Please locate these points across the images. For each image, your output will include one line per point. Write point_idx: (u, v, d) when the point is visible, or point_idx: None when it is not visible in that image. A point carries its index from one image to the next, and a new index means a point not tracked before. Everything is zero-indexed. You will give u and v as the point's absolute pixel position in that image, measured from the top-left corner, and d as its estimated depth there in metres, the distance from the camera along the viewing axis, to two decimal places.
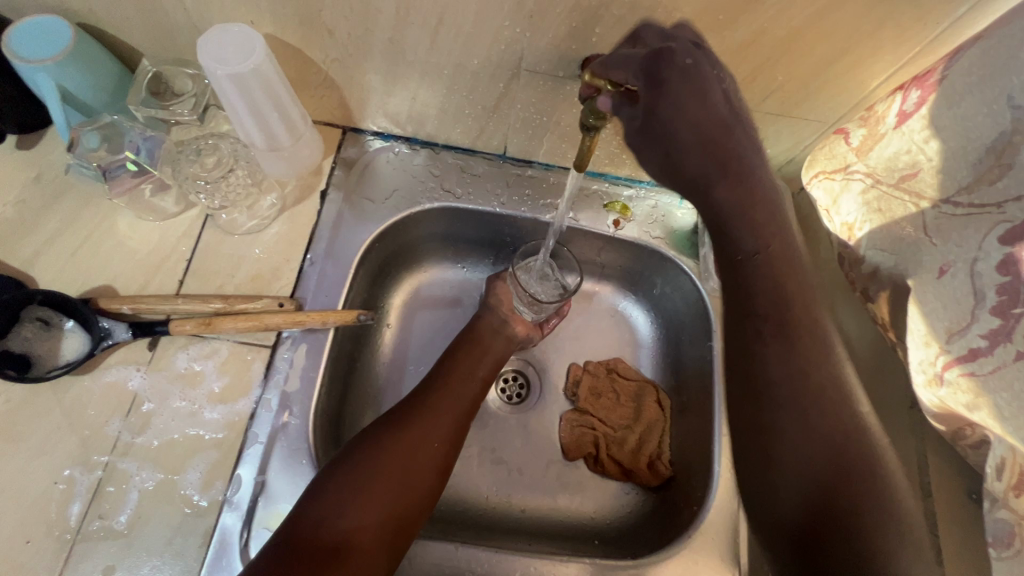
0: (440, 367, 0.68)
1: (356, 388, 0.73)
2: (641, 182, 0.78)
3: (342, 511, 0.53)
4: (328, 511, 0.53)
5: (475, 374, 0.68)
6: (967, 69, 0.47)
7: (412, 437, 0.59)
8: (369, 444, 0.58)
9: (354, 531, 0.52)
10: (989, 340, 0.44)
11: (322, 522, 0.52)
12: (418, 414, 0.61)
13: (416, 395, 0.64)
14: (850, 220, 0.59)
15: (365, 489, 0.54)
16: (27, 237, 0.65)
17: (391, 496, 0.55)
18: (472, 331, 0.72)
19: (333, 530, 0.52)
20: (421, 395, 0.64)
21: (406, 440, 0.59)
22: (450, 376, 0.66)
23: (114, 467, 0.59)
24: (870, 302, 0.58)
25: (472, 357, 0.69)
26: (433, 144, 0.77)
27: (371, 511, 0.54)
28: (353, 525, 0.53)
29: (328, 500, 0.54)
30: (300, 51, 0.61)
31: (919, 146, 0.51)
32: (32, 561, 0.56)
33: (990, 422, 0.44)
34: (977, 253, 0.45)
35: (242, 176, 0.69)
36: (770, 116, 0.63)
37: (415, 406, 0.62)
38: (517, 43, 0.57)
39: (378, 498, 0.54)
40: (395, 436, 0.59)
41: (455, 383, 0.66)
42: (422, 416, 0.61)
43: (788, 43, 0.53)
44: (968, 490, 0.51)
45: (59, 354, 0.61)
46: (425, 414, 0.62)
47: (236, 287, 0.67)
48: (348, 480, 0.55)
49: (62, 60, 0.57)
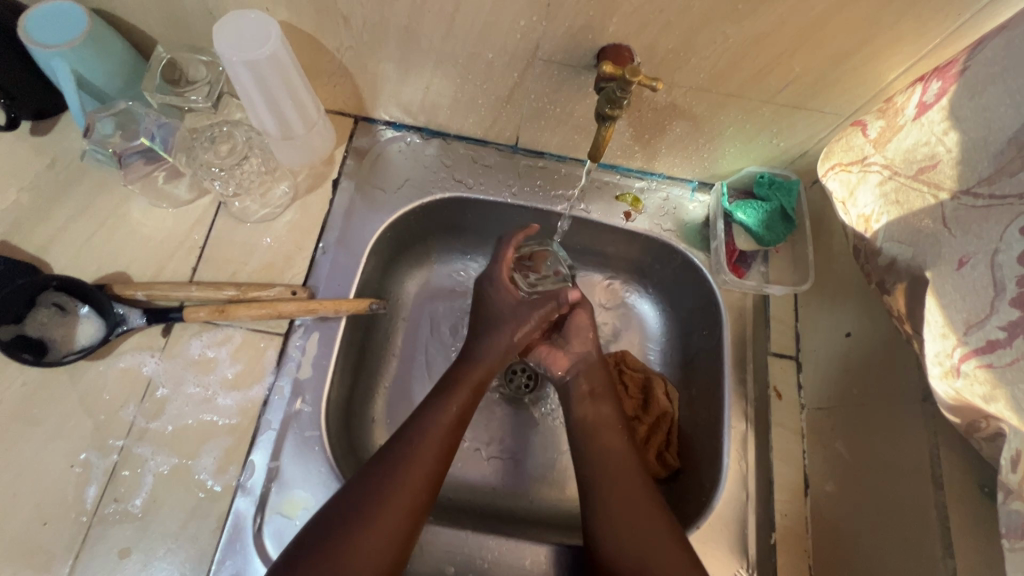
0: (422, 418, 0.61)
1: (367, 375, 0.73)
2: (653, 174, 0.78)
3: (320, 555, 0.52)
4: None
5: (450, 439, 0.60)
6: (991, 60, 0.47)
7: (377, 523, 0.54)
8: (334, 536, 0.53)
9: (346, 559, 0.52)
10: (1009, 332, 0.44)
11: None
12: (390, 486, 0.56)
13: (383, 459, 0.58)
14: (867, 212, 0.59)
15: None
16: (42, 222, 0.66)
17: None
18: (458, 379, 0.64)
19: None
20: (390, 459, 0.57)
21: (376, 527, 0.54)
22: (423, 441, 0.59)
23: (130, 451, 0.60)
24: (885, 295, 0.57)
25: (458, 415, 0.62)
26: (444, 134, 0.77)
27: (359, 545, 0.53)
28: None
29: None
30: (315, 38, 0.61)
31: (938, 138, 0.51)
32: (49, 543, 0.56)
33: (1007, 414, 0.44)
34: (998, 245, 0.45)
35: (256, 164, 0.69)
36: (786, 109, 0.63)
37: (385, 478, 0.56)
38: (533, 33, 0.57)
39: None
40: (364, 526, 0.53)
41: (429, 449, 0.58)
42: (397, 493, 0.55)
43: (805, 33, 0.53)
44: (980, 483, 0.51)
45: (74, 338, 0.62)
46: (397, 492, 0.55)
47: (249, 274, 0.68)
48: (313, 567, 0.51)
49: (79, 44, 0.57)
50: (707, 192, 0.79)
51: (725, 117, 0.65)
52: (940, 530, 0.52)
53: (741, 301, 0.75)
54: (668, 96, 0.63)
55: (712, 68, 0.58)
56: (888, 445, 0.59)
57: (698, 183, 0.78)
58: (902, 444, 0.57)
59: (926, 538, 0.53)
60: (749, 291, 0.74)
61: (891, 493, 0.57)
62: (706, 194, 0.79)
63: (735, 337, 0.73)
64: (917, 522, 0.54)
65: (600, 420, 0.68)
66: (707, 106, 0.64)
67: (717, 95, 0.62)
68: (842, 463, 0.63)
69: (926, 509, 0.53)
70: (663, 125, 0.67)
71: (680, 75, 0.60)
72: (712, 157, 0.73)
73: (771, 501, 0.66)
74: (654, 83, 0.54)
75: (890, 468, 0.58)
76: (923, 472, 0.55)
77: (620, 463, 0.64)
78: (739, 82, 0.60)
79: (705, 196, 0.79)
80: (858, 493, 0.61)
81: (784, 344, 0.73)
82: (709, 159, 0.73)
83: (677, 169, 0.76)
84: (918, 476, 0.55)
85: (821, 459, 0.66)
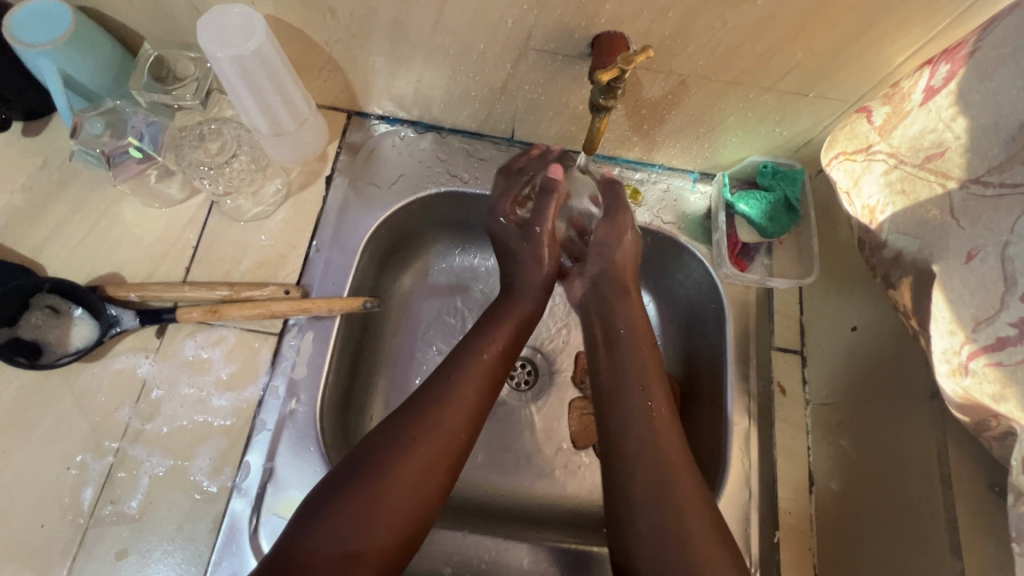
0: (457, 360, 0.58)
1: (362, 375, 0.72)
2: (652, 165, 0.76)
3: (353, 500, 0.47)
4: (323, 534, 0.46)
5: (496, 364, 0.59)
6: (1002, 40, 0.45)
7: (414, 460, 0.50)
8: (370, 463, 0.50)
9: (383, 497, 0.48)
10: (1019, 328, 0.42)
11: (314, 543, 0.45)
12: (425, 428, 0.52)
13: (411, 405, 0.54)
14: (872, 203, 0.57)
15: (369, 518, 0.47)
16: (35, 224, 0.66)
17: (394, 525, 0.48)
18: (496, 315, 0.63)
19: (324, 553, 0.45)
20: (426, 397, 0.54)
21: (413, 460, 0.50)
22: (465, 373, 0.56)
23: (125, 453, 0.60)
24: (891, 289, 0.56)
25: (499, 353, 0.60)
26: (439, 128, 0.75)
27: (402, 480, 0.49)
28: (349, 551, 0.46)
29: (319, 529, 0.46)
30: (302, 32, 0.60)
31: (945, 124, 0.49)
32: (47, 545, 0.57)
33: (1017, 414, 0.42)
34: (1009, 238, 0.43)
35: (246, 161, 0.67)
36: (788, 96, 0.61)
37: (421, 415, 0.53)
38: (524, 21, 0.55)
39: (381, 529, 0.47)
40: (401, 463, 0.50)
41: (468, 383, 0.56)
42: (433, 427, 0.52)
43: (808, 15, 0.50)
44: (990, 482, 0.50)
45: (68, 341, 0.62)
46: (436, 426, 0.52)
47: (243, 273, 0.67)
48: (344, 506, 0.47)
49: (63, 44, 0.56)
50: (709, 182, 0.77)
51: (725, 106, 0.63)
52: (948, 530, 0.50)
53: (744, 294, 0.73)
54: (667, 85, 0.61)
55: (712, 55, 0.56)
56: (896, 443, 0.57)
57: (700, 173, 0.76)
58: (908, 442, 0.56)
59: (933, 539, 0.51)
60: (753, 284, 0.72)
61: (898, 492, 0.56)
62: (708, 184, 0.77)
63: (738, 331, 0.71)
64: (927, 524, 0.52)
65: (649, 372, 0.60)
66: (707, 94, 0.62)
67: (717, 83, 0.60)
68: (848, 461, 0.62)
69: (933, 508, 0.52)
70: (662, 115, 0.65)
71: (678, 63, 0.58)
72: (714, 147, 0.70)
73: (774, 498, 0.65)
74: (646, 52, 0.48)
75: (896, 467, 0.57)
76: (931, 472, 0.53)
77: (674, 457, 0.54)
78: (739, 69, 0.57)
79: (707, 186, 0.77)
80: (864, 492, 0.59)
81: (788, 337, 0.71)
82: (710, 149, 0.71)
83: (677, 160, 0.74)
84: (924, 473, 0.54)
85: (826, 457, 0.64)
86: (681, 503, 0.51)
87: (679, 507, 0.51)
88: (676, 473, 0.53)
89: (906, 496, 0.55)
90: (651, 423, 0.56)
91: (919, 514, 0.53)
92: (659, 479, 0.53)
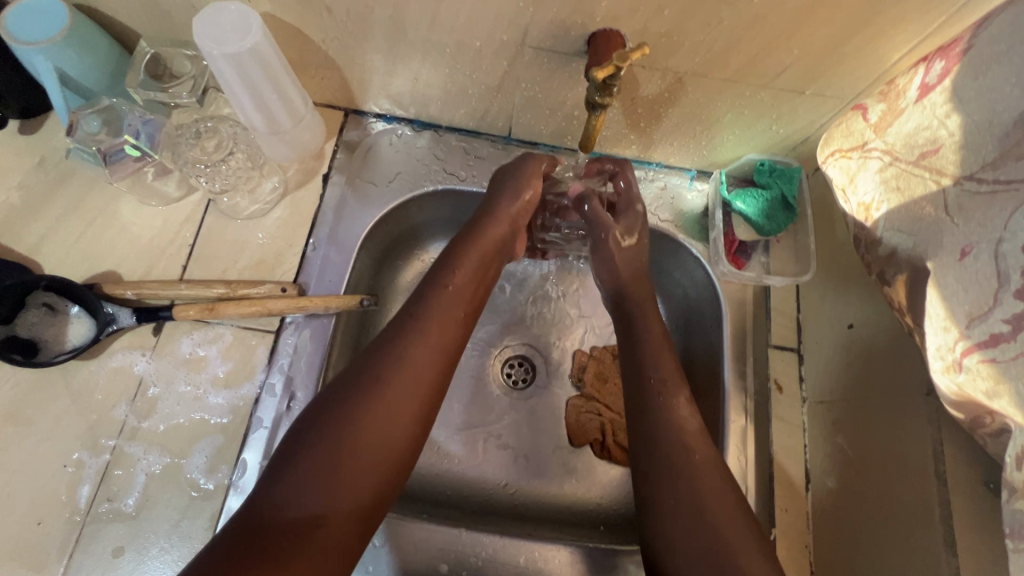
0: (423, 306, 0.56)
1: (354, 382, 0.71)
2: (649, 163, 0.76)
3: (322, 453, 0.47)
4: (291, 488, 0.45)
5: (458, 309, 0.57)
6: (996, 38, 0.45)
7: (382, 409, 0.49)
8: (336, 412, 0.49)
9: (354, 447, 0.47)
10: (1013, 325, 0.42)
11: (283, 500, 0.45)
12: (392, 372, 0.51)
13: (373, 356, 0.52)
14: (867, 200, 0.57)
15: (338, 472, 0.46)
16: (31, 223, 0.65)
17: (366, 478, 0.47)
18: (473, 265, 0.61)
19: (295, 513, 0.44)
20: (381, 353, 0.52)
21: (381, 406, 0.50)
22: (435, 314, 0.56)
23: (122, 451, 0.60)
24: (886, 286, 0.56)
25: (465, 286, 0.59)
26: (436, 125, 0.75)
27: (372, 431, 0.48)
28: (320, 511, 0.45)
29: (289, 484, 0.45)
30: (298, 30, 0.60)
31: (939, 121, 0.49)
32: (44, 542, 0.57)
33: (1011, 410, 0.42)
34: (1002, 234, 0.43)
35: (241, 160, 0.68)
36: (784, 93, 0.61)
37: (389, 361, 0.52)
38: (520, 19, 0.55)
39: (353, 485, 0.47)
40: (366, 414, 0.49)
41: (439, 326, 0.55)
42: (399, 373, 0.51)
43: (802, 14, 0.50)
44: (984, 479, 0.50)
45: (65, 339, 0.62)
46: (407, 369, 0.52)
47: (240, 271, 0.67)
48: (313, 460, 0.46)
49: (60, 42, 0.56)
50: (706, 181, 0.77)
51: (721, 104, 0.63)
52: (944, 528, 0.50)
53: (741, 292, 0.73)
54: (663, 82, 0.61)
55: (708, 52, 0.56)
56: (892, 439, 0.57)
57: (697, 171, 0.76)
58: (904, 439, 0.56)
59: (929, 535, 0.51)
60: (749, 282, 0.72)
61: (894, 488, 0.56)
62: (705, 182, 0.77)
63: (735, 329, 0.71)
64: (922, 520, 0.52)
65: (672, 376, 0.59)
66: (704, 91, 0.62)
67: (713, 80, 0.60)
68: (844, 458, 0.62)
69: (929, 505, 0.52)
70: (658, 113, 0.66)
71: (674, 60, 0.58)
72: (710, 145, 0.71)
73: (771, 497, 0.64)
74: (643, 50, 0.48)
75: (891, 462, 0.57)
76: (926, 468, 0.53)
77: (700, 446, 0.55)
78: (735, 66, 0.57)
79: (704, 184, 0.77)
80: (860, 489, 0.60)
81: (785, 336, 0.71)
82: (707, 146, 0.71)
83: (674, 157, 0.74)
84: (920, 469, 0.54)
85: (823, 454, 0.64)
86: (722, 518, 0.51)
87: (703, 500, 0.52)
88: (710, 487, 0.52)
89: (903, 492, 0.55)
90: (681, 430, 0.56)
91: (915, 510, 0.53)
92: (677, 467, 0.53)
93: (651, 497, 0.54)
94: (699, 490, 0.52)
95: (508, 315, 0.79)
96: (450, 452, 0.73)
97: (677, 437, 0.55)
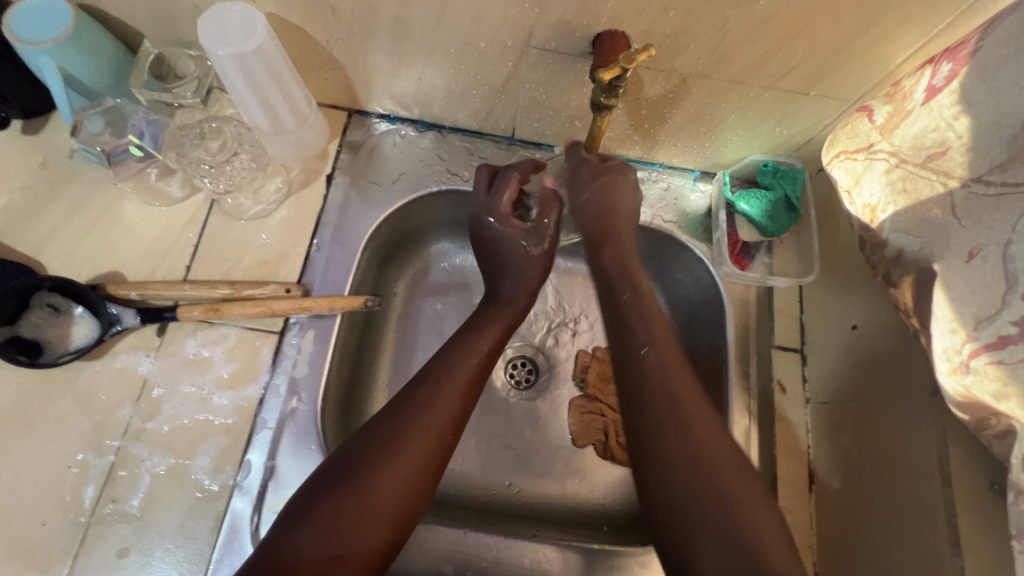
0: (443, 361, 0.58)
1: (356, 414, 0.70)
2: (653, 163, 0.76)
3: (343, 502, 0.46)
4: (308, 537, 0.45)
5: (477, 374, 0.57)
6: (1004, 40, 0.45)
7: (401, 461, 0.50)
8: (355, 465, 0.49)
9: (373, 495, 0.47)
10: (1021, 327, 0.42)
11: (299, 546, 0.44)
12: (412, 430, 0.51)
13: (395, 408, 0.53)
14: (873, 201, 0.57)
15: (352, 520, 0.46)
16: (35, 224, 0.65)
17: (380, 526, 0.47)
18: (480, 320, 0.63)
19: (311, 558, 0.44)
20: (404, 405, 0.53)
21: (401, 456, 0.50)
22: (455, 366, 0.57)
23: (126, 452, 0.60)
24: (892, 287, 0.56)
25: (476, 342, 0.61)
26: (440, 126, 0.75)
27: (390, 482, 0.48)
28: (335, 554, 0.45)
29: (306, 531, 0.45)
30: (303, 30, 0.59)
31: (948, 123, 0.49)
32: (48, 543, 0.57)
33: (1019, 411, 0.43)
34: (1011, 236, 0.43)
35: (246, 160, 0.68)
36: (789, 95, 0.61)
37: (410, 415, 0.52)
38: (526, 20, 0.55)
39: (367, 531, 0.46)
40: (383, 470, 0.49)
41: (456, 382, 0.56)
42: (415, 429, 0.51)
43: (809, 15, 0.50)
44: (990, 480, 0.50)
45: (69, 339, 0.62)
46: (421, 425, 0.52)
47: (244, 272, 0.67)
48: (333, 508, 0.46)
49: (63, 42, 0.56)
50: (709, 181, 0.77)
51: (726, 105, 0.63)
52: (948, 528, 0.51)
53: (745, 293, 0.73)
54: (669, 84, 0.61)
55: (714, 53, 0.56)
56: (895, 439, 0.57)
57: (700, 172, 0.76)
58: (908, 439, 0.56)
59: (932, 535, 0.52)
60: (753, 283, 0.72)
61: (897, 488, 0.56)
62: (709, 183, 0.77)
63: (739, 329, 0.71)
64: (926, 520, 0.53)
65: (676, 370, 0.54)
66: (709, 93, 0.62)
67: (719, 82, 0.60)
68: (848, 458, 0.62)
69: (933, 505, 0.52)
70: (663, 113, 0.66)
71: (680, 61, 0.57)
72: (715, 146, 0.71)
73: (775, 497, 0.65)
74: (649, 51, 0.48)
75: (895, 463, 0.57)
76: (930, 468, 0.53)
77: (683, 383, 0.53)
78: (741, 68, 0.57)
79: (708, 185, 0.77)
80: (864, 489, 0.60)
81: (788, 336, 0.71)
82: (711, 147, 0.71)
83: (678, 158, 0.74)
84: (924, 469, 0.54)
85: (827, 454, 0.65)
86: (720, 470, 0.48)
87: (698, 445, 0.49)
88: (704, 432, 0.50)
89: (907, 489, 0.55)
90: (671, 378, 0.53)
91: (918, 509, 0.54)
92: (671, 411, 0.51)
93: (653, 476, 0.49)
94: (695, 437, 0.49)
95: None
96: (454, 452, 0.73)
97: (669, 382, 0.53)
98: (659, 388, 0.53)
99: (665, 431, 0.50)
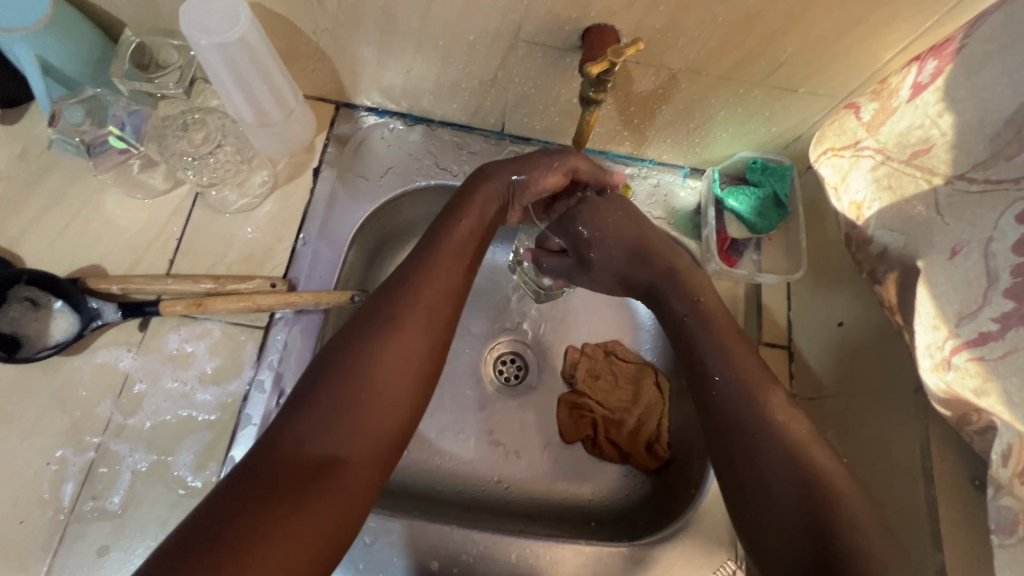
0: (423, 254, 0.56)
1: None
2: (643, 159, 0.76)
3: (337, 395, 0.45)
4: (305, 428, 0.44)
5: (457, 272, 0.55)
6: (988, 38, 0.45)
7: (392, 351, 0.49)
8: (344, 358, 0.47)
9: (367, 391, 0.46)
10: (1001, 324, 0.43)
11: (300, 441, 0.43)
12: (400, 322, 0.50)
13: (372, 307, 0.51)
14: (859, 198, 0.57)
15: (351, 420, 0.45)
16: (13, 216, 0.64)
17: (376, 426, 0.46)
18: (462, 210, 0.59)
19: (315, 451, 0.43)
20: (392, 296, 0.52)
21: (390, 348, 0.48)
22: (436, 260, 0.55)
23: (106, 448, 0.59)
24: (877, 284, 0.56)
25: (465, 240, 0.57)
26: (429, 120, 0.75)
27: (384, 376, 0.48)
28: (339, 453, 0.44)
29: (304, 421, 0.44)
30: (288, 21, 0.59)
31: (932, 120, 0.49)
32: (26, 541, 0.56)
33: (998, 408, 0.43)
34: (993, 233, 0.43)
35: (230, 152, 0.67)
36: (777, 91, 0.61)
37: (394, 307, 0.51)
38: (513, 12, 0.54)
39: (366, 430, 0.45)
40: (376, 361, 0.48)
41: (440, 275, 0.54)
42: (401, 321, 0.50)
43: (796, 11, 0.50)
44: (971, 475, 0.51)
45: (48, 334, 0.60)
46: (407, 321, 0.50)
47: (228, 267, 0.66)
48: (327, 398, 0.45)
49: (41, 30, 0.55)
50: (698, 178, 0.77)
51: (715, 101, 0.63)
52: (930, 525, 0.51)
53: (733, 289, 0.73)
54: (658, 79, 0.60)
55: (702, 48, 0.56)
56: (881, 436, 0.58)
57: (690, 168, 0.76)
58: (894, 437, 0.56)
59: (916, 533, 0.52)
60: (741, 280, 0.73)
61: (883, 485, 0.56)
62: (698, 179, 0.77)
63: None
64: (907, 517, 0.53)
65: (736, 352, 0.57)
66: (698, 88, 0.62)
67: (707, 77, 0.60)
68: None
69: (916, 501, 0.53)
70: (652, 108, 0.65)
71: (669, 56, 0.57)
72: (704, 142, 0.71)
73: None
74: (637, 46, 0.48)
75: (881, 460, 0.57)
76: (915, 465, 0.54)
77: (754, 375, 0.55)
78: (729, 63, 0.57)
79: (697, 182, 0.77)
80: None
81: (776, 332, 0.71)
82: (700, 143, 0.71)
83: (668, 155, 0.74)
84: (908, 466, 0.54)
85: None
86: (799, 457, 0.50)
87: (776, 435, 0.51)
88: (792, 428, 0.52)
89: (892, 485, 0.55)
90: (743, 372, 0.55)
91: (904, 507, 0.54)
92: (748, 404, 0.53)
93: (743, 466, 0.52)
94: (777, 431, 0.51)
95: (501, 309, 0.79)
96: (442, 448, 0.73)
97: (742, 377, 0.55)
98: (731, 385, 0.55)
99: (744, 421, 0.53)
